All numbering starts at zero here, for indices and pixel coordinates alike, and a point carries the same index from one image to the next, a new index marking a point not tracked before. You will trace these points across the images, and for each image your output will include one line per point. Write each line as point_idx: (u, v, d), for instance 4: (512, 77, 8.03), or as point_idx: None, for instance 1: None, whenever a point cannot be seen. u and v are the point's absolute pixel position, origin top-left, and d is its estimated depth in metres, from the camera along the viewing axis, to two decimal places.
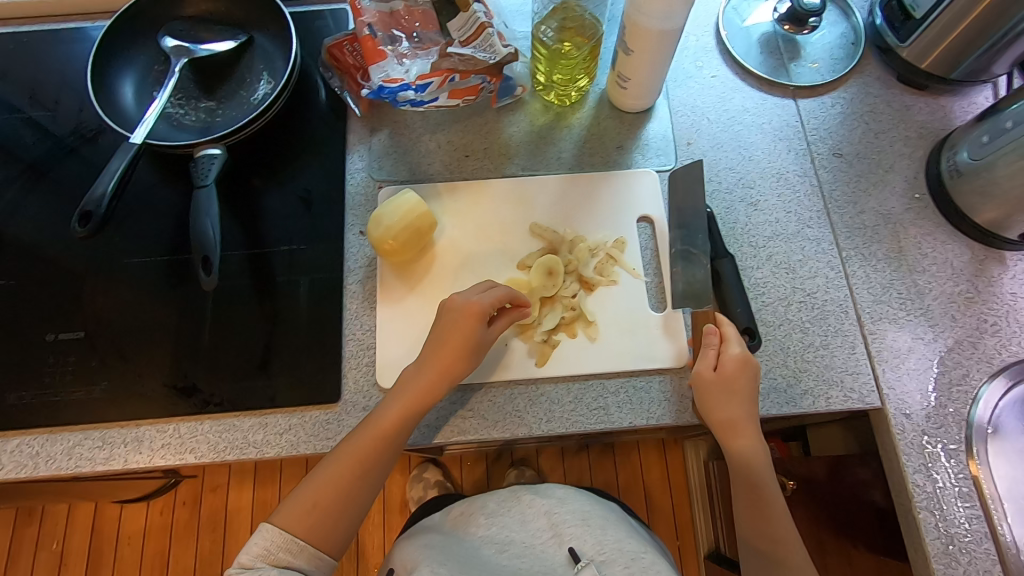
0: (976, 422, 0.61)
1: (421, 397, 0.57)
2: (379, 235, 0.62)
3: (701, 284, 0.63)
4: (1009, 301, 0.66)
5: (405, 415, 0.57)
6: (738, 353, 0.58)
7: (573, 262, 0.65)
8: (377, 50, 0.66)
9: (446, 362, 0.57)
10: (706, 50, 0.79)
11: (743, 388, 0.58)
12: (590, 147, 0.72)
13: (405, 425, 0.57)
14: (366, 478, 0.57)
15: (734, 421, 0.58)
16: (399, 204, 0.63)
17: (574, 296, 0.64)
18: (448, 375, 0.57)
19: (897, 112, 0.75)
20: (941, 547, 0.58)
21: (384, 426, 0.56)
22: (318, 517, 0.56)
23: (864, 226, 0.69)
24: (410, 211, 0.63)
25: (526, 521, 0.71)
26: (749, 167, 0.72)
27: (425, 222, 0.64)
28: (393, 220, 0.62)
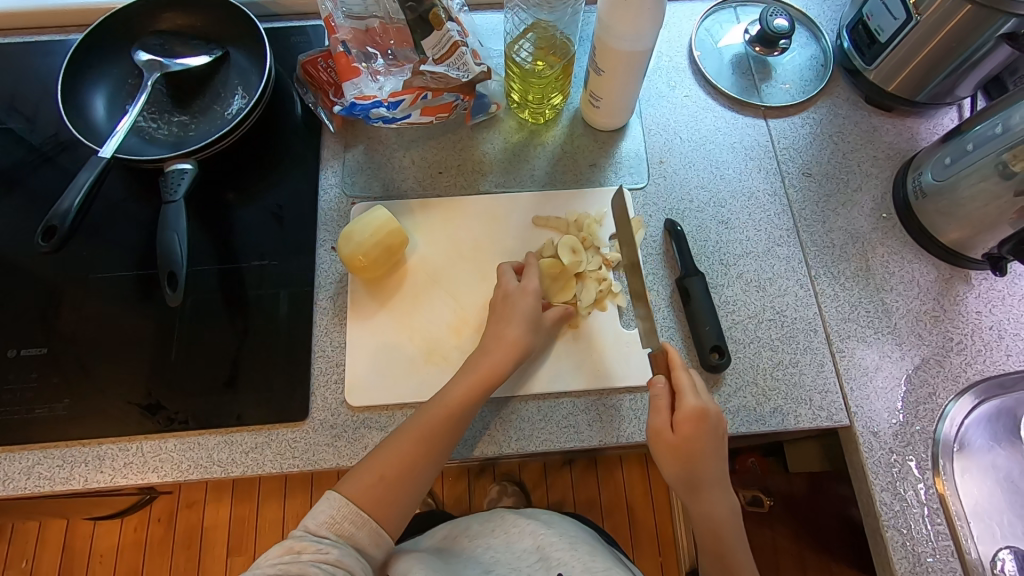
0: (942, 440, 0.62)
1: (487, 378, 0.57)
2: (350, 251, 0.62)
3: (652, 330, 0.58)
4: (974, 320, 0.67)
5: (467, 403, 0.57)
6: (694, 406, 0.55)
7: (588, 241, 0.67)
8: (351, 67, 0.67)
9: (509, 338, 0.59)
10: (679, 70, 0.80)
11: (702, 445, 0.56)
12: (563, 165, 0.73)
13: (468, 409, 0.57)
14: (431, 457, 0.56)
15: (699, 484, 0.58)
16: (368, 221, 0.63)
17: (598, 270, 0.66)
18: (517, 351, 0.58)
19: (865, 133, 0.76)
20: (908, 566, 0.58)
21: (448, 405, 0.57)
22: (382, 490, 0.55)
23: (832, 245, 0.70)
24: (380, 228, 0.63)
25: (511, 539, 0.70)
26: (721, 185, 0.73)
27: (395, 240, 0.64)
28: (364, 236, 0.62)
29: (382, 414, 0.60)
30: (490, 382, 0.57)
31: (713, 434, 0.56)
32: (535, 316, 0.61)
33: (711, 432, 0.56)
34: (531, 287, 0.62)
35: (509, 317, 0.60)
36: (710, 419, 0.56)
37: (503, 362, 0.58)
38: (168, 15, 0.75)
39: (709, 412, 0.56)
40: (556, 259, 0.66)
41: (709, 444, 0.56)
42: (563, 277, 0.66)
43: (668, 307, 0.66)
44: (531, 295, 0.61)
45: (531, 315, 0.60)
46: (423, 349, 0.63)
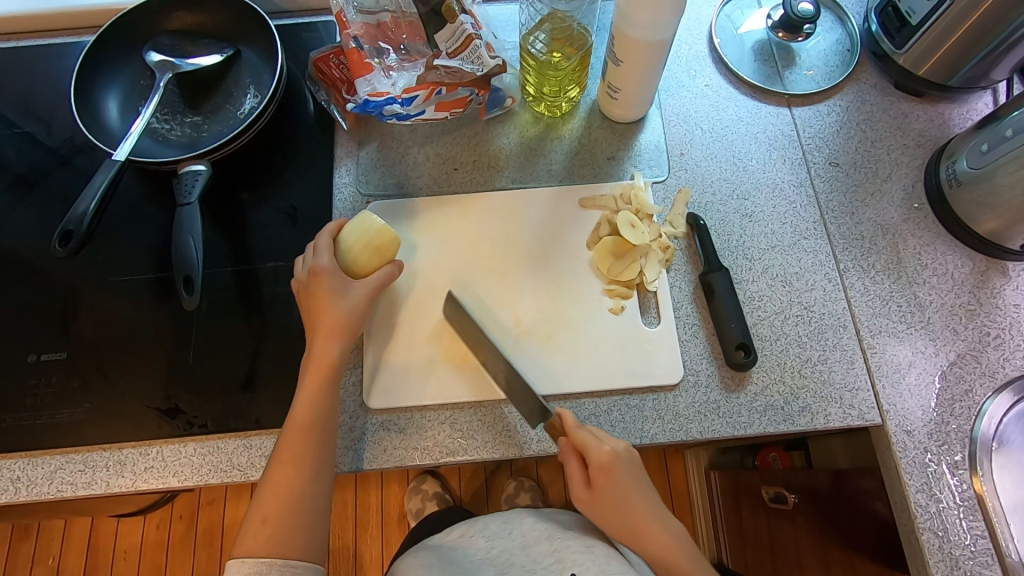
0: (979, 440, 0.59)
1: (322, 373, 0.56)
2: (345, 265, 0.59)
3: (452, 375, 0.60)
4: (1012, 314, 0.64)
5: (317, 409, 0.55)
6: (602, 454, 0.54)
7: (640, 211, 0.67)
8: (363, 62, 0.65)
9: (327, 323, 0.57)
10: (700, 57, 0.77)
11: (622, 492, 0.54)
12: (581, 159, 0.71)
13: (321, 413, 0.55)
14: (310, 474, 0.54)
15: (634, 530, 0.55)
16: (350, 231, 0.59)
17: (660, 236, 0.65)
18: (335, 335, 0.57)
19: (895, 120, 0.74)
20: (944, 569, 0.56)
21: (299, 420, 0.55)
22: (272, 531, 0.52)
23: (861, 237, 0.68)
24: (366, 232, 0.59)
25: (527, 543, 0.68)
26: (743, 177, 0.71)
27: (387, 240, 0.60)
28: (355, 244, 0.59)
29: (401, 416, 0.60)
30: (330, 370, 0.56)
31: (630, 470, 0.54)
32: (340, 287, 0.58)
33: (623, 475, 0.54)
34: (324, 264, 0.58)
35: (318, 301, 0.57)
36: (620, 466, 0.54)
37: (334, 346, 0.57)
38: (178, 14, 0.74)
39: (617, 454, 0.55)
40: (619, 238, 0.64)
41: (631, 485, 0.54)
42: (629, 254, 0.64)
43: (691, 304, 0.64)
44: (326, 271, 0.58)
45: (335, 290, 0.57)
46: (441, 348, 0.62)
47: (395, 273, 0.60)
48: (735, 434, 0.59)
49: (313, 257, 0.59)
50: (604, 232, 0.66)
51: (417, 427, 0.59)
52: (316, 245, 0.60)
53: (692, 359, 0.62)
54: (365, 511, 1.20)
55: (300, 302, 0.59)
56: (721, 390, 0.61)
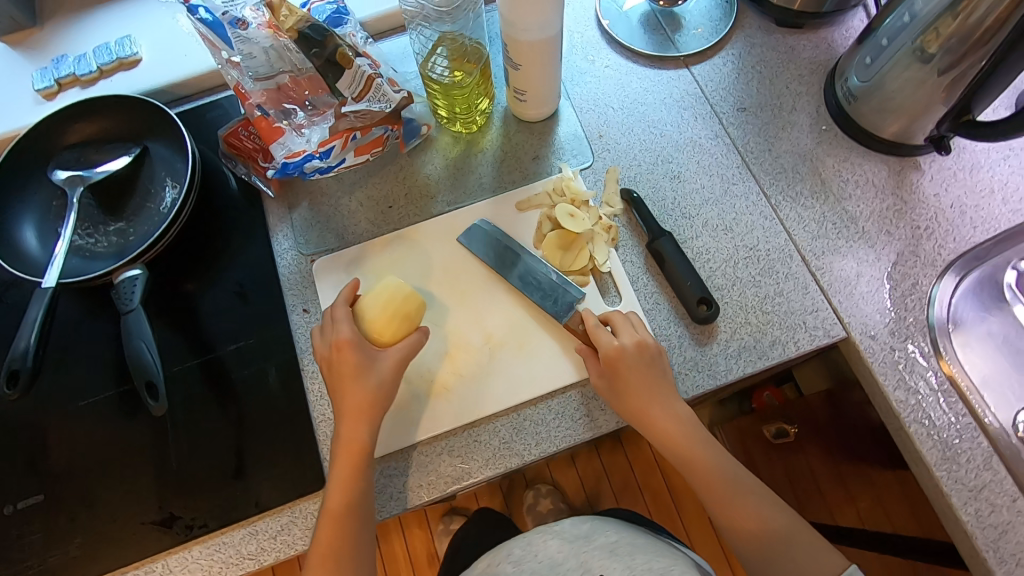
0: (937, 326, 0.63)
1: (352, 457, 0.55)
2: (367, 332, 0.59)
3: (450, 404, 0.61)
4: (934, 204, 0.69)
5: (350, 498, 0.54)
6: (610, 347, 0.57)
7: (576, 201, 0.69)
8: (273, 128, 0.66)
9: (353, 403, 0.55)
10: (594, 42, 0.80)
11: (636, 376, 0.57)
12: (507, 166, 0.73)
13: (357, 503, 0.54)
14: (345, 562, 0.53)
15: (661, 433, 0.57)
16: (374, 296, 0.59)
17: (601, 218, 0.68)
18: (364, 419, 0.55)
19: (785, 55, 0.78)
20: (939, 454, 0.58)
21: (332, 511, 0.54)
22: None
23: (784, 169, 0.72)
24: (388, 298, 0.59)
25: (557, 562, 0.67)
26: (663, 143, 0.74)
27: (410, 303, 0.59)
28: (380, 311, 0.59)
29: (399, 459, 0.60)
30: (360, 457, 0.55)
31: (641, 362, 0.57)
32: (365, 364, 0.56)
33: (634, 366, 0.57)
34: (345, 333, 0.57)
35: (343, 380, 0.56)
36: (628, 355, 0.57)
37: (363, 432, 0.55)
38: (75, 126, 0.73)
39: (627, 349, 0.57)
40: (562, 231, 0.66)
41: (643, 372, 0.57)
42: (576, 243, 0.66)
43: (647, 274, 0.66)
44: (349, 344, 0.57)
45: (361, 365, 0.56)
46: (421, 382, 0.62)
47: (423, 339, 0.59)
48: (718, 383, 0.62)
49: (333, 329, 0.58)
50: (547, 230, 0.67)
51: (418, 464, 0.59)
52: (334, 315, 0.59)
53: (662, 325, 0.64)
54: (394, 562, 1.18)
55: (325, 375, 0.58)
56: (694, 346, 0.63)
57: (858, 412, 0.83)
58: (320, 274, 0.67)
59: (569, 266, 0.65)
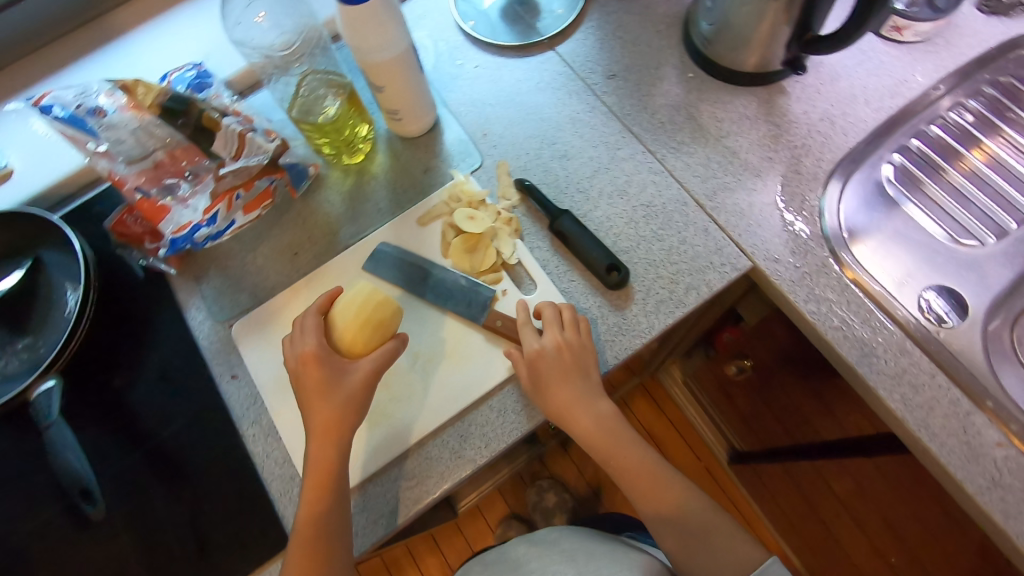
0: (831, 235, 0.66)
1: (321, 476, 0.55)
2: (338, 341, 0.59)
3: (393, 430, 0.61)
4: (806, 122, 0.72)
5: (316, 521, 0.54)
6: (532, 347, 0.60)
7: (473, 203, 0.70)
8: (157, 207, 0.65)
9: (320, 420, 0.56)
10: (459, 46, 0.82)
11: (553, 372, 0.59)
12: (401, 185, 0.73)
13: (327, 526, 0.54)
14: None
15: (584, 429, 0.60)
16: (344, 305, 0.60)
17: (500, 212, 0.69)
18: (332, 439, 0.56)
19: (641, 15, 0.81)
20: (857, 352, 0.61)
21: (302, 538, 0.54)
22: None
23: (663, 123, 0.74)
24: (357, 305, 0.59)
25: (520, 562, 0.72)
26: (545, 126, 0.75)
27: (381, 310, 0.59)
28: (352, 318, 0.59)
29: (356, 496, 0.60)
30: (328, 478, 0.55)
31: (559, 361, 0.59)
32: (331, 378, 0.57)
33: (553, 366, 0.59)
34: (311, 344, 0.58)
35: (311, 394, 0.57)
36: (549, 354, 0.59)
37: (331, 451, 0.56)
38: None
39: (547, 348, 0.59)
40: (464, 235, 0.67)
41: (560, 368, 0.59)
42: (480, 244, 0.67)
43: (555, 256, 0.68)
44: (316, 356, 0.58)
45: (330, 378, 0.57)
46: None
47: (399, 347, 0.60)
48: (644, 341, 0.63)
49: (302, 341, 0.59)
50: (451, 238, 0.68)
51: (375, 496, 0.60)
52: (304, 324, 0.60)
53: (580, 300, 0.65)
54: None
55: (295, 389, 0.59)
56: (615, 312, 0.65)
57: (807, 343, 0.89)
58: (239, 338, 0.66)
59: (479, 266, 0.66)
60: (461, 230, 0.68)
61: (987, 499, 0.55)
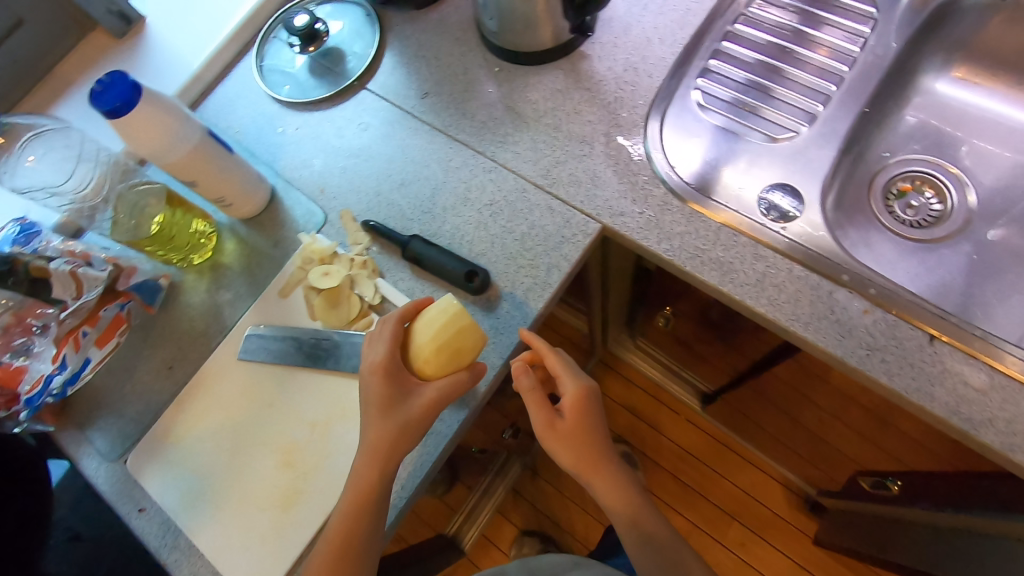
0: (664, 175, 0.68)
1: (364, 494, 0.55)
2: (415, 356, 0.58)
3: (311, 504, 0.61)
4: (612, 78, 0.74)
5: (350, 533, 0.55)
6: (571, 388, 0.60)
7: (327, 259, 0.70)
8: (10, 370, 0.61)
9: (374, 440, 0.56)
10: (275, 113, 0.81)
11: (584, 420, 0.61)
12: (256, 266, 0.73)
13: (361, 540, 0.55)
14: None
15: (601, 490, 0.61)
16: (427, 319, 0.58)
17: (354, 258, 0.69)
18: (381, 457, 0.56)
19: (436, 29, 0.82)
20: (717, 273, 0.63)
21: (336, 546, 0.55)
22: None
23: (484, 122, 0.75)
24: (444, 325, 0.57)
25: None
26: (377, 161, 0.75)
27: (462, 335, 0.57)
28: (428, 337, 0.57)
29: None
30: (369, 498, 0.55)
31: (595, 405, 0.61)
32: (396, 397, 0.57)
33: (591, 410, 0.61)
34: (378, 357, 0.58)
35: (376, 407, 0.57)
36: (590, 394, 0.61)
37: (379, 476, 0.56)
38: None
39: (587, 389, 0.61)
40: (325, 293, 0.68)
41: (596, 418, 0.61)
42: (342, 296, 0.67)
43: (419, 282, 0.68)
44: (388, 370, 0.57)
45: (399, 396, 0.57)
46: (276, 501, 0.61)
47: (468, 379, 0.58)
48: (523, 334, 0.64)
49: (375, 351, 0.59)
50: (314, 299, 0.68)
51: None
52: (378, 334, 0.60)
53: None
54: None
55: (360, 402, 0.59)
56: (488, 317, 0.65)
57: (681, 293, 0.89)
58: (136, 468, 0.65)
59: (348, 316, 0.67)
60: (321, 289, 0.68)
61: (867, 366, 0.57)
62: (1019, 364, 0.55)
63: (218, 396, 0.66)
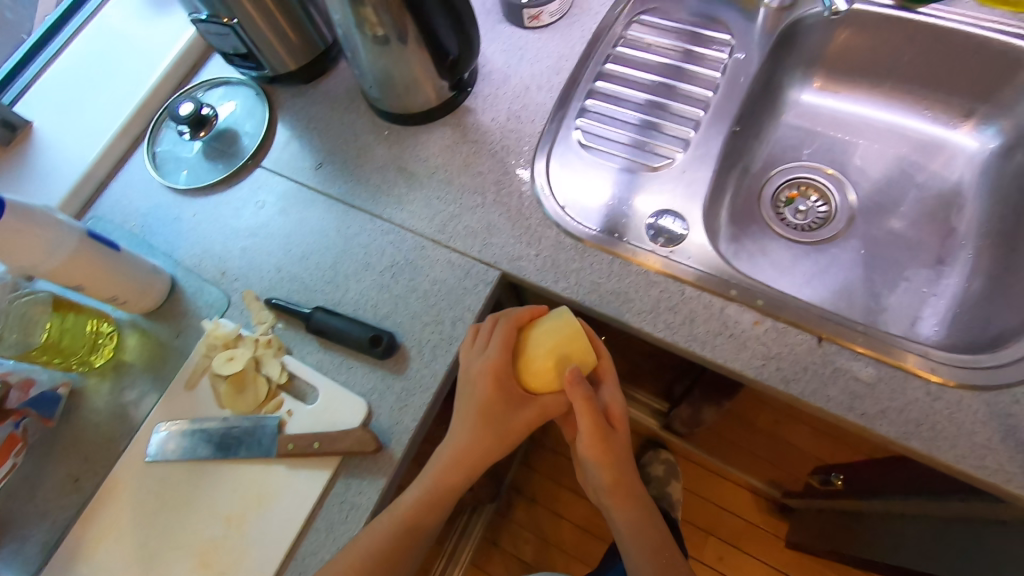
0: (554, 216, 0.70)
1: (444, 488, 0.61)
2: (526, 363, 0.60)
3: None
4: (496, 128, 0.77)
5: (425, 515, 0.60)
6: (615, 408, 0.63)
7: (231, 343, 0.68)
8: None
9: (470, 440, 0.61)
10: (172, 202, 0.81)
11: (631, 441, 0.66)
12: (160, 359, 0.71)
13: (426, 529, 0.60)
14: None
15: (625, 508, 0.67)
16: (545, 329, 0.60)
17: (257, 339, 0.68)
18: (472, 455, 0.60)
19: (324, 102, 0.84)
20: (614, 305, 0.64)
21: (407, 524, 0.59)
22: None
23: (378, 186, 0.76)
24: (560, 342, 0.59)
25: None
26: (276, 237, 0.75)
27: (578, 354, 0.60)
28: (546, 351, 0.59)
29: None
30: (445, 493, 0.61)
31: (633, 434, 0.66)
32: (502, 406, 0.60)
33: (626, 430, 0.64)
34: (494, 354, 0.60)
35: (479, 404, 0.61)
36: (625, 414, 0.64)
37: (460, 476, 0.61)
38: None
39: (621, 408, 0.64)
40: (230, 379, 0.66)
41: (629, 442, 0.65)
42: (247, 380, 0.66)
43: (326, 353, 0.67)
44: (502, 374, 0.60)
45: (506, 404, 0.60)
46: None
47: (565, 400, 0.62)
48: (434, 392, 0.64)
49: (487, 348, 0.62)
50: (220, 386, 0.66)
51: None
52: (489, 335, 0.62)
53: (363, 384, 0.65)
54: None
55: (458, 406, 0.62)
56: (398, 380, 0.65)
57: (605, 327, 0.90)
58: None
59: (256, 398, 0.65)
60: (225, 376, 0.66)
61: (765, 376, 0.59)
62: (912, 358, 0.57)
63: (127, 503, 0.63)
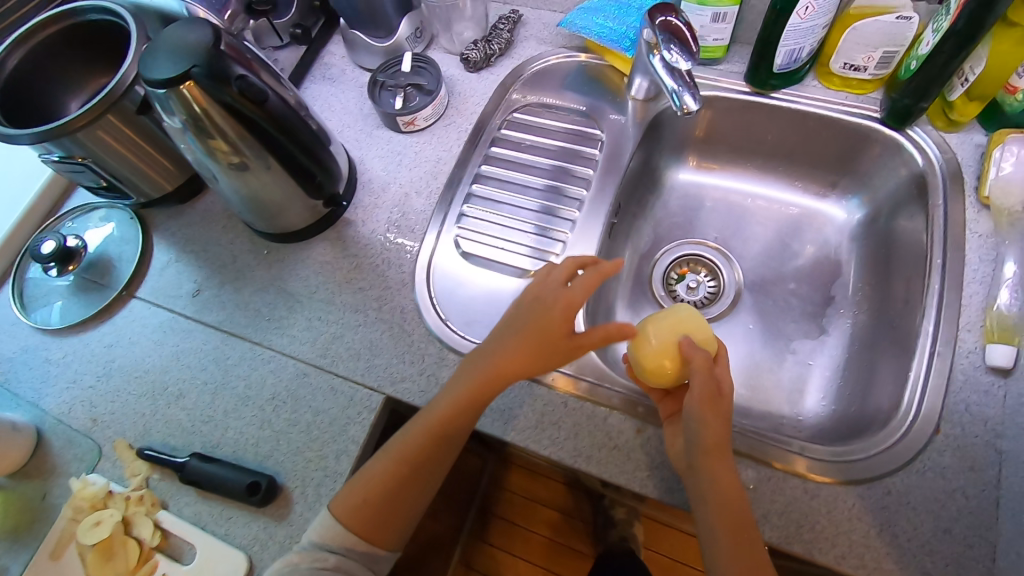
0: (437, 330, 0.69)
1: (475, 401, 0.56)
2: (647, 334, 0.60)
3: None
4: (376, 240, 0.76)
5: (453, 429, 0.56)
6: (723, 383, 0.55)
7: (101, 501, 0.64)
8: None
9: (515, 362, 0.55)
10: (40, 344, 0.76)
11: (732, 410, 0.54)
12: (21, 526, 0.65)
13: (456, 437, 0.57)
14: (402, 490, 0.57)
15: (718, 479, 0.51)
16: (668, 314, 0.62)
17: (129, 494, 0.64)
18: (519, 366, 0.55)
19: (202, 222, 0.81)
20: (499, 423, 0.63)
21: (438, 426, 0.57)
22: (367, 510, 0.56)
23: (258, 311, 0.74)
24: (679, 324, 0.61)
25: None
26: (151, 375, 0.72)
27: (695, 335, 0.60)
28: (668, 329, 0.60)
29: None
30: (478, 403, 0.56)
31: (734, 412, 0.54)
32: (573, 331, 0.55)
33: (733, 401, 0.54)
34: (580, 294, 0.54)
35: (549, 318, 0.55)
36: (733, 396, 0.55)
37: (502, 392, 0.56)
38: None
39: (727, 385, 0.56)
40: (99, 544, 0.62)
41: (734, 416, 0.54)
42: (117, 544, 0.62)
43: (203, 504, 0.64)
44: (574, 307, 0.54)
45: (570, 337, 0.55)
46: None
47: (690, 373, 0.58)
48: None
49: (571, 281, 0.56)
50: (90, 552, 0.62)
51: None
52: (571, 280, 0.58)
53: (243, 536, 0.62)
54: None
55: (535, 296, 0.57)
56: (279, 528, 0.62)
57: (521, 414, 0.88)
58: None
59: (128, 564, 0.61)
60: (93, 542, 0.62)
61: (649, 488, 0.58)
62: (799, 460, 0.57)
63: None
